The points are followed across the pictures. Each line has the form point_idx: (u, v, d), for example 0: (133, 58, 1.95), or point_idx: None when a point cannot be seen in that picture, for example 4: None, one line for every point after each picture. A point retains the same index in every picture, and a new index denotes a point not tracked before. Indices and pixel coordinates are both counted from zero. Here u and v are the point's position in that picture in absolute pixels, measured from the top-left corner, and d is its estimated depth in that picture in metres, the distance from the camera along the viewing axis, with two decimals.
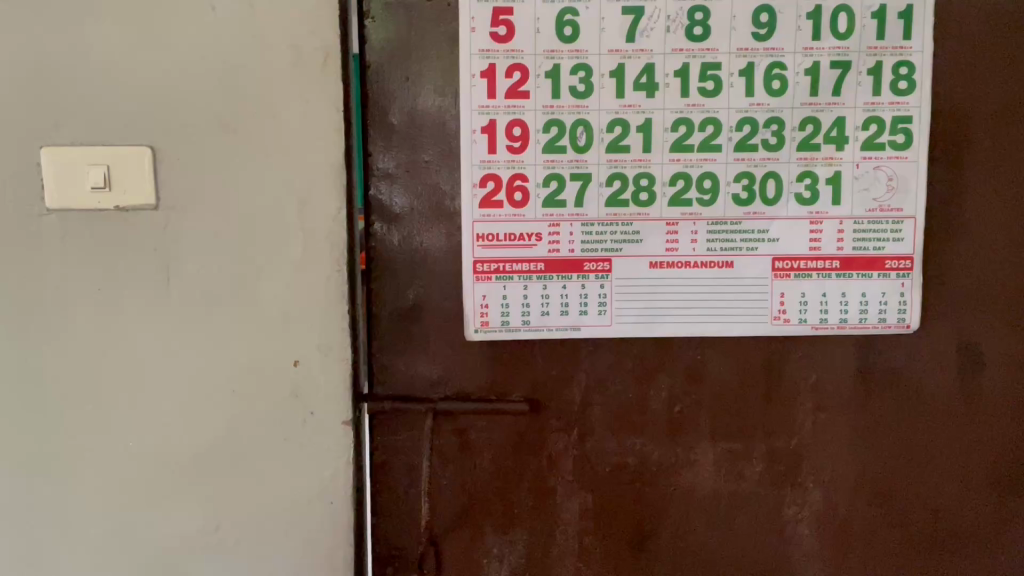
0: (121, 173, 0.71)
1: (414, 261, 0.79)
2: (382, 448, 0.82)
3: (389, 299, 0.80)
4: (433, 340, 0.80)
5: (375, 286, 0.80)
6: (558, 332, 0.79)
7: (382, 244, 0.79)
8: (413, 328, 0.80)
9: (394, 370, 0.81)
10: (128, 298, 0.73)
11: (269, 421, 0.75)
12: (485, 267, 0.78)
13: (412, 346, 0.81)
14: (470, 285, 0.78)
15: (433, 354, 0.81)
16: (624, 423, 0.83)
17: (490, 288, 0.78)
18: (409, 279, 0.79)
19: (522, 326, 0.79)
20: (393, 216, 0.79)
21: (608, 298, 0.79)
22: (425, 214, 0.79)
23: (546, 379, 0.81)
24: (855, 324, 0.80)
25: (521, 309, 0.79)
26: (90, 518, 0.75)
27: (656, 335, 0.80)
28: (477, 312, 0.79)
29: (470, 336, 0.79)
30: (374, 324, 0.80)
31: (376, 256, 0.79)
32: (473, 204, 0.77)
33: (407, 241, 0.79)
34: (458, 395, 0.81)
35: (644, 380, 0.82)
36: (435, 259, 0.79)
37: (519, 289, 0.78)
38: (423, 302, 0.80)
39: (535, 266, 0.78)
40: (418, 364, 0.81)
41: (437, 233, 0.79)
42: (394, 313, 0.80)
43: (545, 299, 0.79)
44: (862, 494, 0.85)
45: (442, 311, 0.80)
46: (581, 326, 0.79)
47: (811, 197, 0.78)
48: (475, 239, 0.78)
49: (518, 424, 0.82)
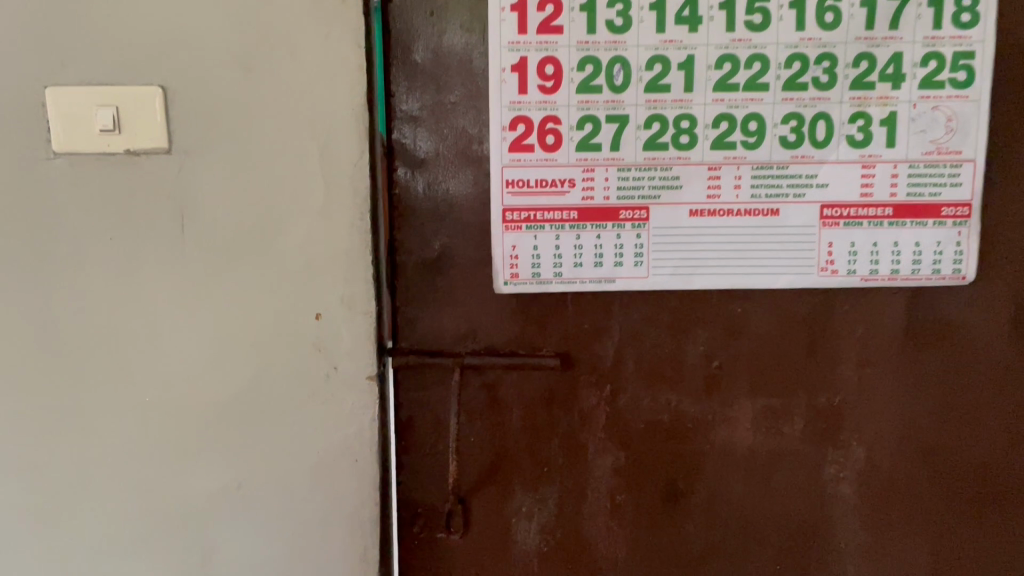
0: (130, 115, 0.67)
1: (440, 209, 0.75)
2: (407, 405, 0.79)
3: (415, 250, 0.76)
4: (460, 292, 0.77)
5: (400, 236, 0.76)
6: (592, 284, 0.75)
7: (407, 191, 0.75)
8: (440, 280, 0.77)
9: (419, 323, 0.78)
10: (142, 248, 0.70)
11: (291, 377, 0.73)
12: (515, 215, 0.74)
13: (438, 298, 0.77)
14: (500, 234, 0.74)
15: (460, 306, 0.77)
16: (659, 378, 0.79)
17: (521, 237, 0.74)
18: (435, 228, 0.76)
19: (554, 278, 0.75)
20: (417, 161, 0.74)
21: (644, 248, 0.75)
22: (451, 159, 0.74)
23: (578, 333, 0.78)
24: (907, 275, 0.76)
25: (553, 260, 0.75)
26: (110, 475, 0.73)
27: (694, 287, 0.76)
28: (507, 262, 0.75)
29: (500, 288, 0.76)
30: (400, 276, 0.77)
31: (401, 204, 0.75)
32: (503, 149, 0.73)
33: (433, 188, 0.75)
34: (487, 350, 0.78)
35: (680, 334, 0.78)
36: (462, 206, 0.75)
37: (551, 238, 0.74)
38: (449, 252, 0.76)
39: (569, 214, 0.74)
40: (444, 317, 0.78)
41: (464, 178, 0.75)
42: (419, 263, 0.76)
43: (578, 249, 0.75)
44: (908, 452, 0.81)
45: (470, 261, 0.76)
46: (616, 278, 0.75)
47: (863, 140, 0.73)
48: (504, 185, 0.74)
49: (549, 379, 0.79)
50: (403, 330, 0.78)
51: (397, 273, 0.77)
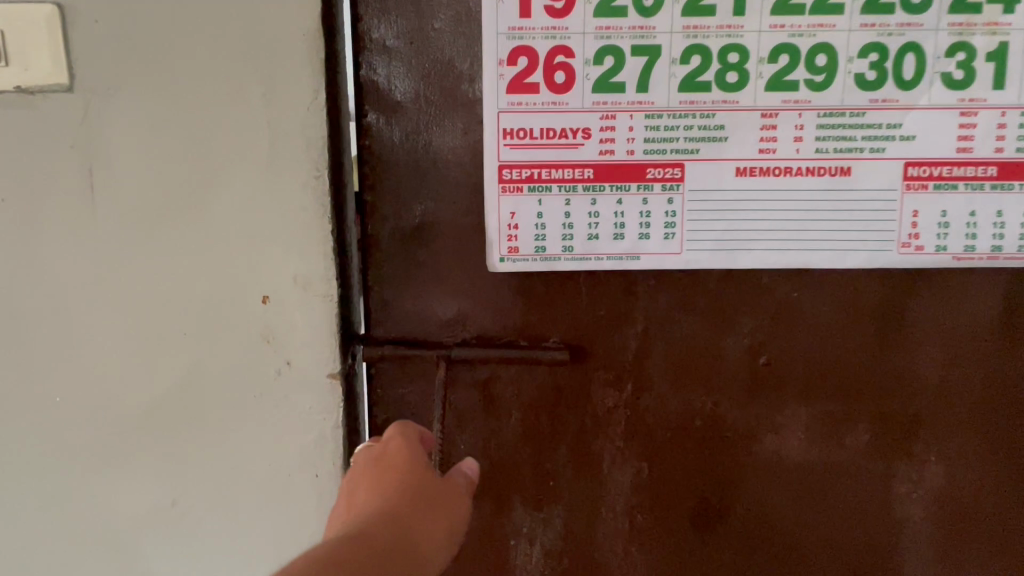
0: (19, 38, 0.52)
1: (421, 166, 0.60)
2: (383, 405, 0.65)
3: (391, 217, 0.61)
4: (446, 268, 0.62)
5: (372, 200, 0.61)
6: (610, 261, 0.60)
7: (379, 144, 0.60)
8: (422, 254, 0.62)
9: (397, 307, 0.63)
10: (43, 212, 0.56)
11: (233, 374, 0.59)
12: (514, 174, 0.59)
13: (420, 276, 0.62)
14: (495, 197, 0.59)
15: (447, 287, 0.62)
16: (692, 377, 0.64)
17: (521, 202, 0.59)
18: (415, 189, 0.60)
19: (563, 254, 0.60)
20: (392, 106, 0.59)
21: (677, 216, 0.59)
22: (434, 102, 0.59)
23: (592, 321, 0.63)
24: (1011, 254, 0.60)
25: (562, 231, 0.59)
26: (20, 487, 0.61)
27: (740, 266, 0.60)
28: (504, 233, 0.60)
29: (495, 265, 0.61)
30: (372, 249, 0.62)
31: (373, 160, 0.60)
32: (499, 89, 0.57)
33: (412, 140, 0.60)
34: (479, 339, 0.64)
35: (718, 322, 0.63)
36: (448, 163, 0.60)
37: (559, 203, 0.59)
38: (432, 219, 0.61)
39: (582, 172, 0.58)
40: (427, 300, 0.63)
41: (450, 128, 0.59)
42: (396, 234, 0.62)
43: (593, 217, 0.59)
44: (1000, 470, 0.65)
45: (459, 232, 0.61)
46: (640, 255, 0.60)
47: (963, 80, 0.57)
48: (500, 136, 0.58)
49: (555, 376, 0.64)
50: (377, 315, 0.64)
51: (369, 245, 0.62)
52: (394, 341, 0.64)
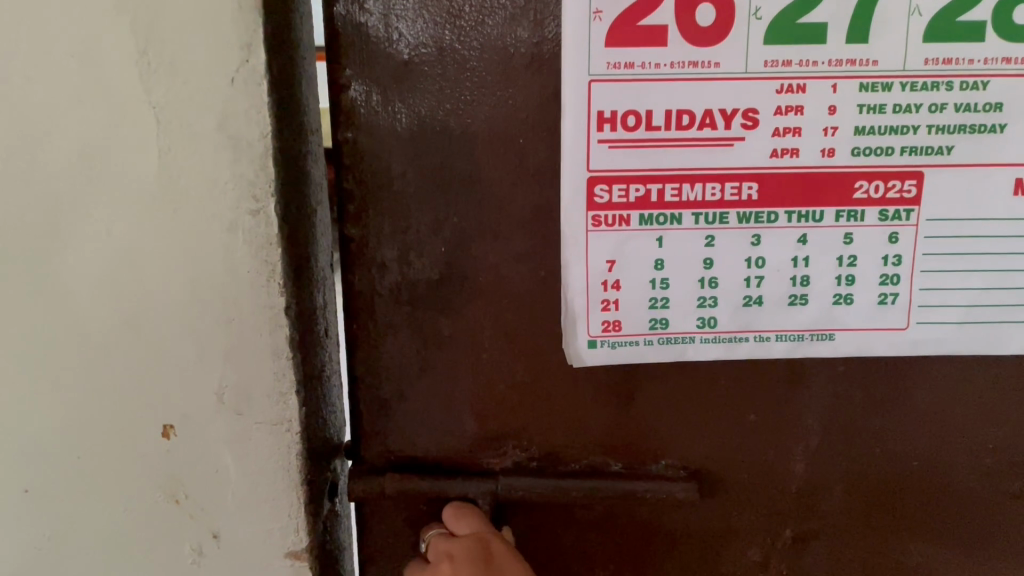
0: None
1: (445, 178, 0.34)
2: (387, 560, 0.40)
3: (394, 267, 0.35)
4: (489, 351, 0.37)
5: (359, 236, 0.35)
6: (780, 343, 0.35)
7: (369, 138, 0.34)
8: (448, 328, 0.36)
9: (407, 412, 0.38)
10: None
11: (121, 551, 0.34)
12: (617, 193, 0.33)
13: (444, 363, 0.37)
14: (579, 234, 0.33)
15: (492, 379, 0.37)
16: (893, 518, 0.39)
17: (628, 244, 0.33)
18: (436, 217, 0.34)
19: (697, 332, 0.34)
20: (394, 70, 0.33)
21: (903, 266, 0.33)
22: (468, 64, 0.33)
23: (733, 434, 0.38)
24: None
25: (697, 292, 0.34)
26: None
27: (1002, 350, 0.34)
28: (594, 298, 0.34)
29: (574, 353, 0.35)
30: (362, 317, 0.36)
31: (359, 167, 0.34)
32: (592, 37, 0.31)
33: (427, 132, 0.33)
34: (544, 460, 0.38)
35: (951, 437, 0.37)
36: (495, 171, 0.34)
37: (695, 246, 0.33)
38: (467, 269, 0.35)
39: (739, 190, 0.33)
40: (457, 401, 0.37)
41: (498, 113, 0.33)
42: (401, 293, 0.36)
43: (753, 268, 0.34)
44: None
45: (514, 292, 0.35)
46: (833, 332, 0.34)
47: None
48: (593, 125, 0.32)
49: (669, 517, 0.39)
50: (373, 423, 0.38)
51: (357, 311, 0.36)
52: (401, 465, 0.39)
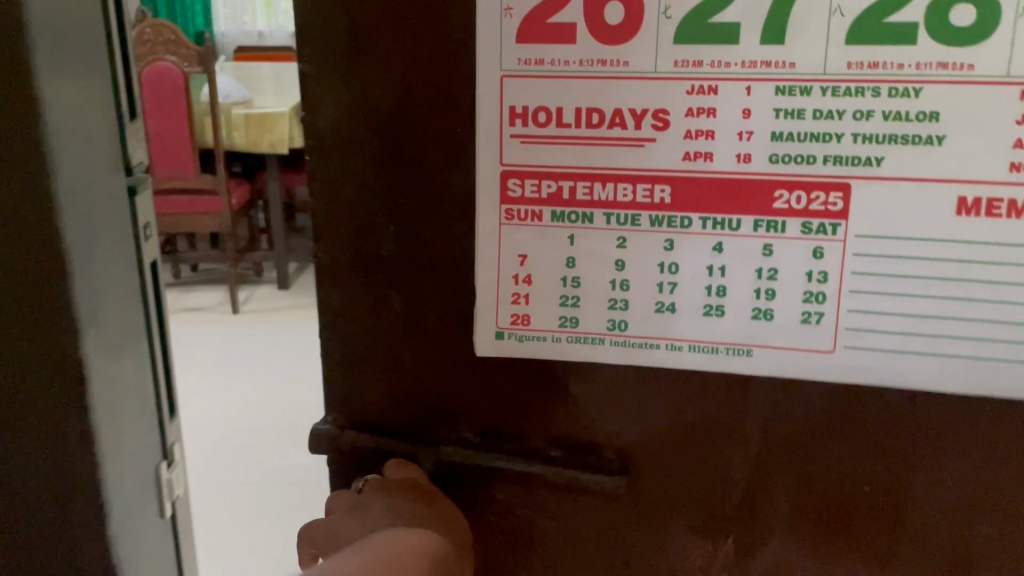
0: None
1: (388, 156, 0.35)
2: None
3: (349, 240, 0.37)
4: (432, 326, 0.37)
5: (316, 208, 0.37)
6: (693, 354, 0.33)
7: (322, 113, 0.35)
8: (399, 304, 0.37)
9: (364, 385, 0.39)
10: None
11: None
12: (528, 186, 0.33)
13: (393, 341, 0.38)
14: (494, 227, 0.34)
15: (433, 361, 0.37)
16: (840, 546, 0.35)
17: (539, 238, 0.33)
18: (379, 197, 0.35)
19: (609, 335, 0.34)
20: (338, 50, 0.34)
21: (829, 283, 0.30)
22: (404, 49, 0.33)
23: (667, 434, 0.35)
24: None
25: (608, 294, 0.33)
26: None
27: (944, 384, 0.31)
28: (507, 290, 0.34)
29: (489, 343, 0.36)
30: (321, 286, 0.38)
31: (311, 141, 0.36)
32: (504, 33, 0.31)
33: (368, 112, 0.34)
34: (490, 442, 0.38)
35: (893, 487, 0.33)
36: (430, 165, 0.34)
37: (606, 243, 0.32)
38: (407, 250, 0.36)
39: (650, 193, 0.31)
40: (404, 372, 0.38)
41: (432, 107, 0.33)
42: (355, 266, 0.37)
43: (664, 273, 0.32)
44: None
45: (454, 275, 0.35)
46: (751, 348, 0.32)
47: None
48: (504, 119, 0.32)
49: (601, 508, 0.38)
50: (338, 388, 0.40)
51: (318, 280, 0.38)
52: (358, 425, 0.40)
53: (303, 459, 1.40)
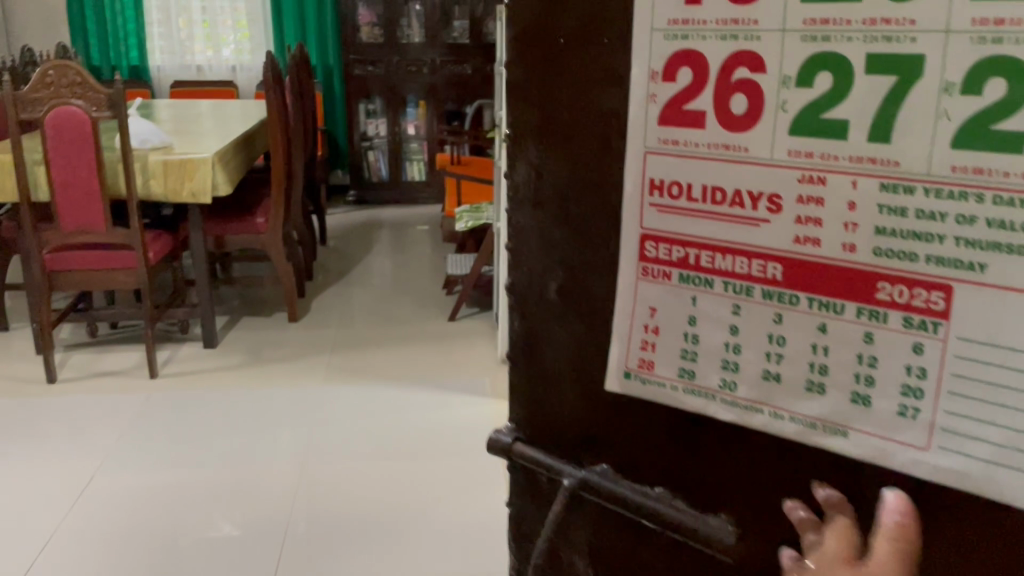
0: None
1: (559, 213, 0.41)
2: (530, 509, 0.50)
3: (528, 277, 0.44)
4: (587, 363, 0.42)
5: (512, 245, 0.45)
6: (793, 424, 0.35)
7: (519, 172, 0.43)
8: (565, 339, 0.43)
9: (533, 399, 0.46)
10: None
11: None
12: (661, 251, 0.37)
13: (556, 366, 0.44)
14: (630, 280, 0.39)
15: (583, 390, 0.43)
16: None
17: (667, 296, 0.37)
18: (557, 247, 0.42)
19: (719, 390, 0.37)
20: (529, 122, 0.41)
21: (926, 378, 0.31)
22: (574, 123, 0.39)
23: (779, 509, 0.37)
24: None
25: (721, 354, 0.36)
26: None
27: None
28: (636, 336, 0.39)
29: (617, 381, 0.41)
30: (512, 310, 0.46)
31: (514, 197, 0.44)
32: (649, 116, 0.36)
33: (545, 175, 0.41)
34: (625, 471, 0.43)
35: None
36: (592, 224, 0.40)
37: (724, 309, 0.36)
38: (575, 295, 0.42)
39: (764, 268, 0.34)
40: (564, 397, 0.44)
41: (594, 174, 0.39)
42: (533, 298, 0.44)
43: (773, 345, 0.35)
44: None
45: (602, 317, 0.41)
46: (849, 429, 0.34)
47: None
48: (645, 190, 0.37)
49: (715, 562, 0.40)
50: (516, 398, 0.47)
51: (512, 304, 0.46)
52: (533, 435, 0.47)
53: (233, 533, 1.35)
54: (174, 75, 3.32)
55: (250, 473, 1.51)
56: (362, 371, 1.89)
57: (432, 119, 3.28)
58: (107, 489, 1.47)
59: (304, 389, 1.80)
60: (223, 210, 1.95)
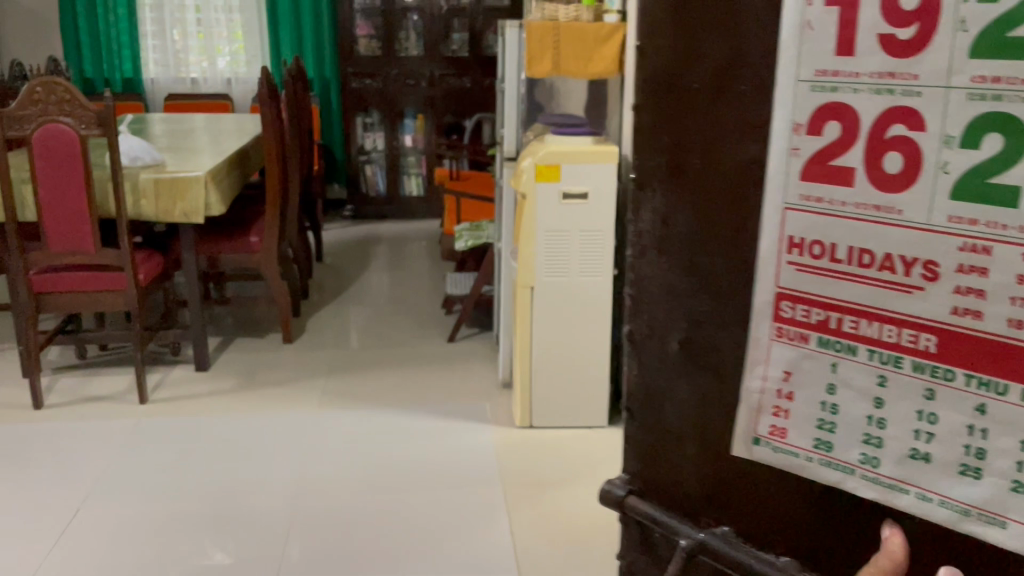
0: None
1: (687, 263, 0.38)
2: (641, 572, 0.46)
3: (649, 329, 0.42)
4: (712, 423, 0.39)
5: (632, 294, 0.42)
6: (944, 510, 0.31)
7: (643, 217, 0.41)
8: (685, 396, 0.40)
9: (647, 457, 0.43)
10: None
11: None
12: (799, 312, 0.34)
13: (677, 427, 0.41)
14: (763, 340, 0.35)
15: (701, 452, 0.40)
16: None
17: (803, 362, 0.34)
18: (679, 299, 0.39)
19: (858, 466, 0.33)
20: (659, 166, 0.39)
21: None
22: (706, 170, 0.36)
23: None
24: None
25: (863, 429, 0.33)
26: None
27: None
28: (767, 403, 0.36)
29: (744, 448, 0.37)
30: (630, 362, 0.43)
31: (635, 244, 0.41)
32: (791, 170, 0.33)
33: (673, 221, 0.39)
34: (750, 538, 0.39)
35: None
36: (722, 277, 0.37)
37: (869, 381, 0.32)
38: (699, 350, 0.39)
39: (915, 338, 0.31)
40: (684, 459, 0.41)
41: (728, 224, 0.36)
42: (653, 351, 0.42)
43: (925, 422, 0.31)
44: None
45: (727, 377, 0.38)
46: (1008, 523, 0.30)
47: None
48: (784, 247, 0.34)
49: None
50: (631, 455, 0.44)
51: (629, 356, 0.44)
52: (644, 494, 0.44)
53: (225, 561, 1.30)
54: (169, 88, 3.28)
55: (247, 499, 1.46)
56: (358, 396, 1.84)
57: (432, 131, 3.25)
58: (101, 512, 1.42)
59: (299, 414, 1.75)
60: (214, 231, 1.89)
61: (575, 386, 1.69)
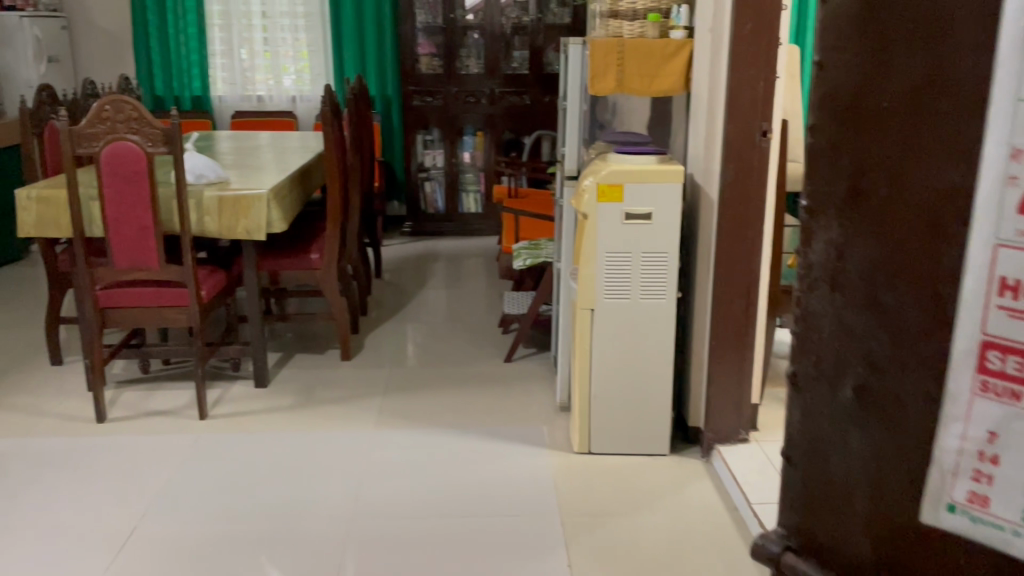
0: None
1: (864, 303, 0.43)
2: None
3: (820, 375, 0.47)
4: (884, 470, 0.43)
5: (801, 333, 0.48)
6: None
7: (816, 253, 0.46)
8: (862, 438, 0.44)
9: (810, 508, 0.49)
10: None
11: None
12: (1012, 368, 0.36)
13: (842, 476, 0.46)
14: (964, 394, 0.38)
15: (880, 493, 0.44)
16: None
17: (1010, 422, 0.37)
18: (859, 343, 0.43)
19: None
20: (841, 217, 0.44)
21: None
22: (894, 222, 0.41)
23: None
24: None
25: None
26: None
27: None
28: (967, 464, 0.38)
29: (938, 512, 0.40)
30: (795, 405, 0.49)
31: (812, 287, 0.46)
32: (1002, 219, 0.35)
33: (849, 256, 0.43)
34: None
35: None
36: (903, 328, 0.41)
37: None
38: (876, 394, 0.43)
39: None
40: (855, 500, 0.45)
41: (915, 279, 0.40)
42: (824, 395, 0.47)
43: None
44: None
45: (910, 420, 0.41)
46: None
47: None
48: (992, 297, 0.36)
49: None
50: (790, 505, 0.51)
51: (793, 404, 0.50)
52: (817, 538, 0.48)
53: None
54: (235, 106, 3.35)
55: (303, 516, 1.45)
56: (413, 416, 1.82)
57: (489, 148, 3.24)
58: (160, 524, 1.43)
59: (356, 433, 1.74)
60: (275, 247, 1.90)
61: (636, 412, 1.65)
